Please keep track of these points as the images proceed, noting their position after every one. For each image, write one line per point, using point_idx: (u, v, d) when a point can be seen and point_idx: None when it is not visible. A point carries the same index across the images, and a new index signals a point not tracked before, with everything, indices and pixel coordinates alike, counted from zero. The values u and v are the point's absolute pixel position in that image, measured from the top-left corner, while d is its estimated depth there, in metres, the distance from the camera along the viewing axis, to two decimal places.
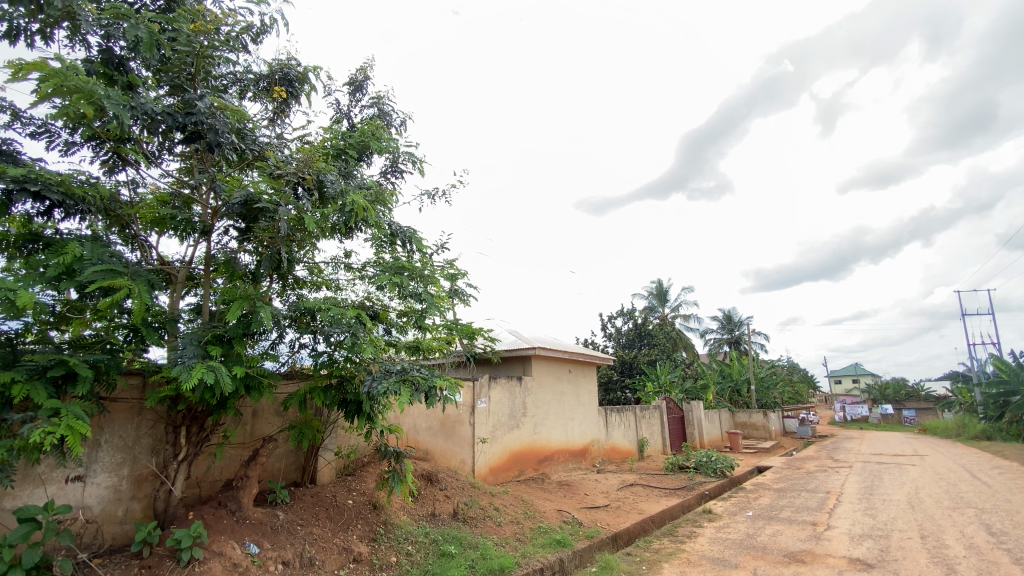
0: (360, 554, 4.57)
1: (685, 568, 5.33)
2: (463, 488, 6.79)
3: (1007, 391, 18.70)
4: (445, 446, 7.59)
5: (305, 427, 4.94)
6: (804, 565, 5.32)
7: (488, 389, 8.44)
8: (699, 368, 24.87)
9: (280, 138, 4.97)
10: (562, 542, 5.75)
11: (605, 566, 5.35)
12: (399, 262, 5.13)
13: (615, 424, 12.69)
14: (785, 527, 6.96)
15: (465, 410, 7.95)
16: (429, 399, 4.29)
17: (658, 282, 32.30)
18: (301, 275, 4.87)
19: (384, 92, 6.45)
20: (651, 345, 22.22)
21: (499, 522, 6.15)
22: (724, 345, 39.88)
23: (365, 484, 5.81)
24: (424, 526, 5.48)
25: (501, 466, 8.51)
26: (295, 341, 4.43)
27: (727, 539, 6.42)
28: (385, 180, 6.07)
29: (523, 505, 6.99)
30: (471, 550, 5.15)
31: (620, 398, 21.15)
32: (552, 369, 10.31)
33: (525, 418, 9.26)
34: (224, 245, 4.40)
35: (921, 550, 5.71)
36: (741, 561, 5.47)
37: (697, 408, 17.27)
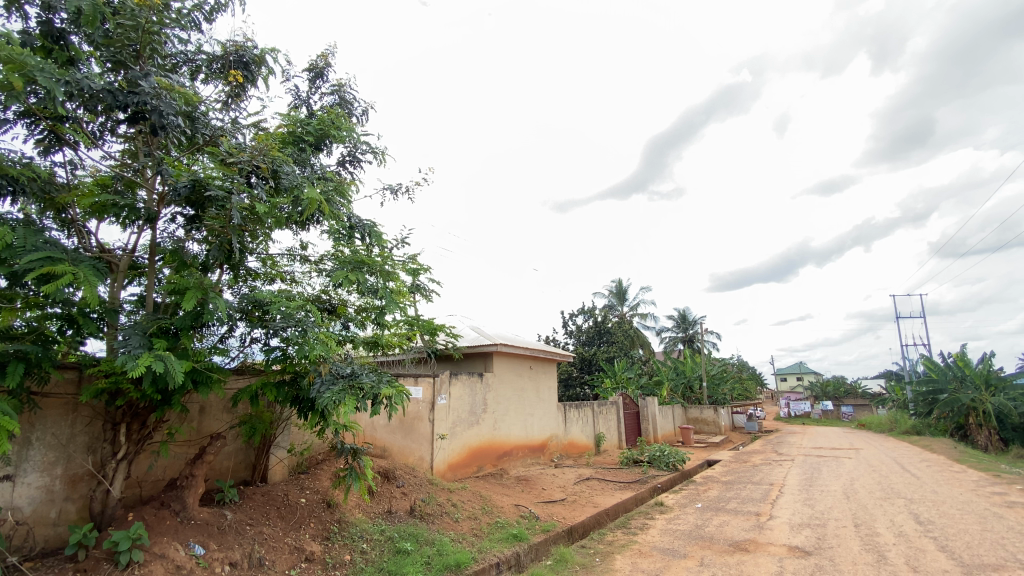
0: (312, 553, 4.47)
1: (636, 559, 5.48)
2: (421, 485, 6.75)
3: (935, 389, 19.79)
4: (404, 444, 7.71)
5: (255, 423, 4.80)
6: (747, 553, 5.59)
7: (448, 385, 8.37)
8: (655, 366, 25.60)
9: (234, 123, 4.77)
10: (518, 537, 5.81)
11: (560, 559, 5.43)
12: (358, 255, 5.02)
13: (574, 419, 12.90)
14: (731, 517, 7.27)
15: (424, 406, 7.90)
16: (373, 409, 4.25)
17: (618, 281, 33.00)
18: (254, 266, 4.72)
19: (345, 80, 6.29)
20: (610, 343, 22.70)
21: (456, 518, 6.14)
22: (679, 343, 41.16)
23: (320, 482, 5.69)
24: (380, 523, 5.42)
25: (460, 462, 8.49)
26: (246, 335, 4.28)
27: (677, 530, 6.65)
28: (344, 170, 5.92)
29: (481, 501, 7.01)
30: (427, 546, 5.13)
31: (579, 395, 21.53)
32: (513, 366, 10.38)
33: (485, 415, 9.27)
34: (171, 233, 4.20)
35: (855, 538, 6.09)
36: (690, 551, 5.68)
37: (652, 404, 17.79)
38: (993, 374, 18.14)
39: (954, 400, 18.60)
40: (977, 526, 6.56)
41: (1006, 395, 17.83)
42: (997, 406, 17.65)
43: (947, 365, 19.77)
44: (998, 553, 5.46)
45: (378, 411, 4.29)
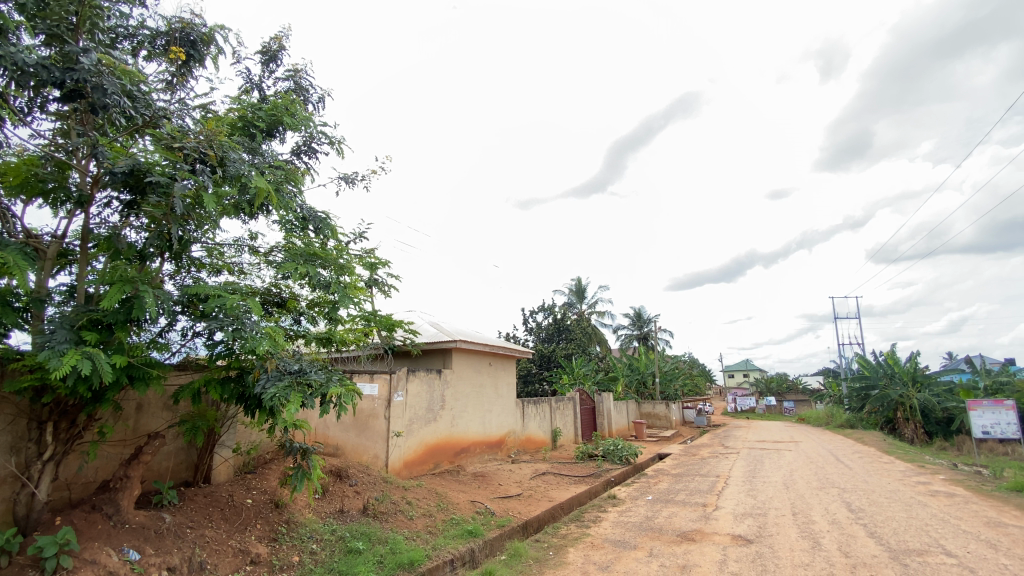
0: (258, 556, 4.32)
1: (589, 551, 5.60)
2: (375, 483, 6.63)
3: (867, 385, 21.15)
4: (357, 442, 7.66)
5: (198, 422, 4.57)
6: (694, 543, 5.82)
7: (406, 382, 8.24)
8: (611, 362, 26.18)
9: (180, 104, 4.52)
10: (473, 533, 5.81)
11: (515, 554, 5.48)
12: (310, 248, 4.86)
13: (532, 414, 13.00)
14: (680, 508, 7.55)
15: (380, 403, 7.79)
16: (320, 408, 4.14)
17: (577, 279, 33.49)
18: (198, 256, 4.48)
19: (301, 65, 6.07)
20: (569, 340, 23.00)
21: (411, 516, 6.08)
22: (635, 341, 42.25)
23: (267, 482, 5.49)
24: (331, 523, 5.29)
25: (416, 460, 8.40)
26: (187, 329, 4.06)
27: (628, 522, 6.84)
28: (298, 159, 5.72)
29: (436, 498, 6.96)
30: (380, 545, 5.05)
31: (538, 391, 21.72)
32: (472, 362, 10.35)
33: (443, 411, 9.21)
34: (107, 220, 3.94)
35: (792, 526, 6.45)
36: (640, 543, 5.85)
37: (608, 400, 18.20)
38: (919, 372, 19.56)
39: (885, 396, 19.92)
40: (902, 513, 7.07)
41: (929, 391, 19.26)
42: (921, 401, 19.07)
43: (878, 364, 21.15)
44: (919, 538, 5.91)
45: (326, 410, 4.18)
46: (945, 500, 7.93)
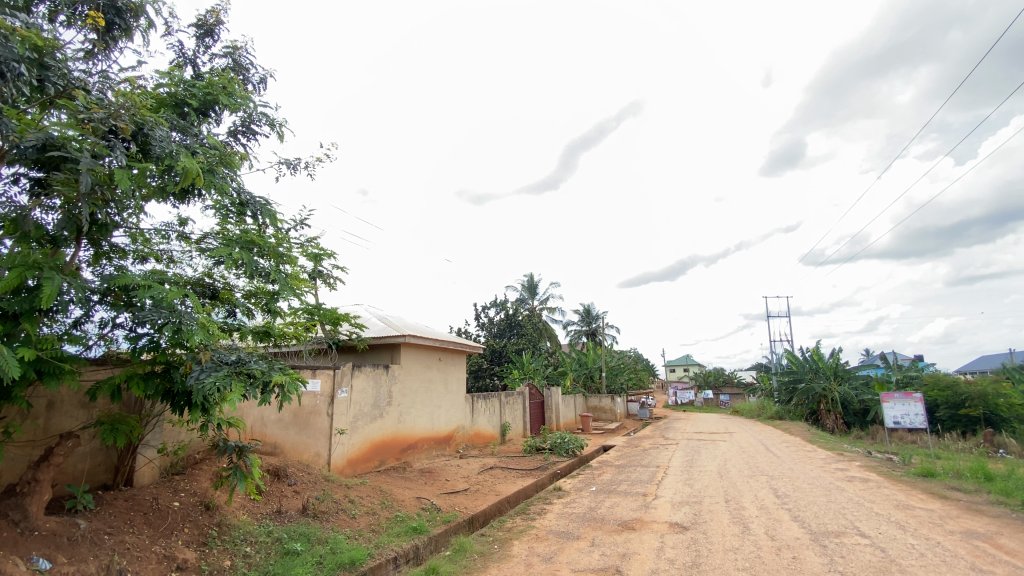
0: (185, 561, 4.07)
1: (533, 544, 5.67)
2: (316, 482, 6.44)
3: (794, 378, 22.67)
4: (297, 440, 7.37)
5: (119, 423, 4.24)
6: (634, 531, 6.03)
7: (350, 378, 8.02)
8: (560, 357, 26.66)
9: (102, 76, 4.16)
10: (417, 530, 5.74)
11: (460, 549, 5.47)
12: (247, 235, 4.62)
13: (481, 409, 13.00)
14: (621, 498, 7.81)
15: (322, 400, 7.54)
16: (262, 397, 3.96)
17: (529, 276, 33.82)
18: (120, 242, 4.15)
19: (241, 42, 5.74)
20: (520, 335, 23.18)
21: (353, 515, 5.93)
22: (583, 336, 43.21)
23: (197, 483, 5.19)
24: (267, 525, 5.07)
25: (360, 457, 8.19)
26: (107, 321, 3.76)
27: (572, 513, 7.00)
28: (235, 141, 5.41)
29: (380, 495, 6.84)
30: (320, 546, 4.89)
31: (488, 385, 21.74)
32: (421, 358, 10.21)
33: (390, 408, 9.03)
34: (12, 199, 3.56)
35: (725, 512, 6.82)
36: (583, 533, 6.00)
37: (556, 394, 18.52)
38: (840, 367, 21.18)
39: (810, 389, 21.43)
40: (823, 498, 7.63)
41: (849, 385, 20.91)
42: (841, 393, 20.66)
43: (804, 359, 22.64)
44: (837, 520, 6.40)
45: (269, 399, 4.01)
46: (860, 485, 8.63)
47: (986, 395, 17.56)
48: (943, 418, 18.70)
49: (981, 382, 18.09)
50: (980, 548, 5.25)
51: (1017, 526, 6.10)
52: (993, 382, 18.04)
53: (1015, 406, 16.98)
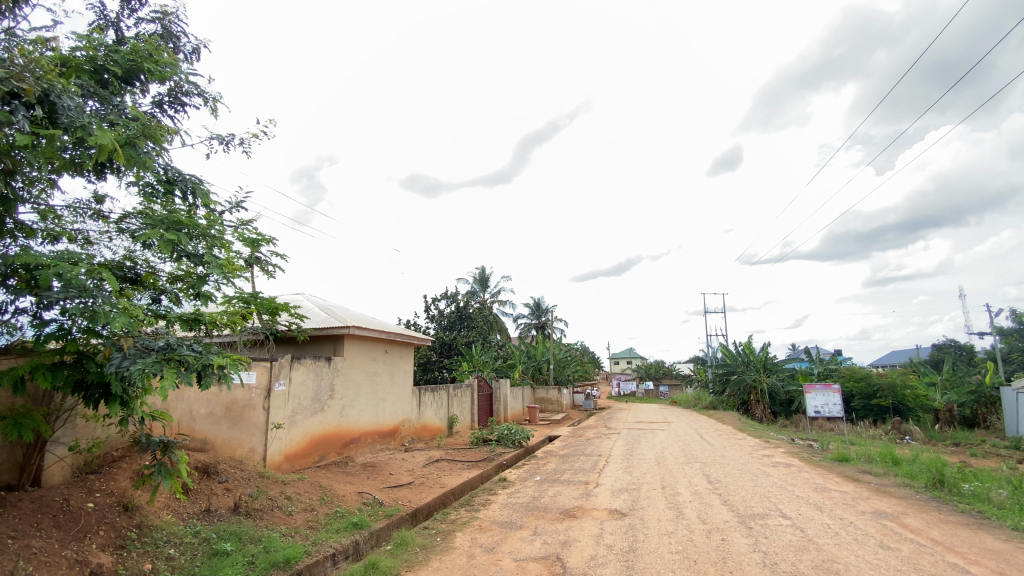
0: (100, 565, 3.78)
1: (476, 535, 5.70)
2: (249, 479, 6.16)
3: (728, 370, 23.99)
4: (229, 435, 7.08)
5: (22, 417, 3.87)
6: (575, 519, 6.19)
7: (289, 370, 7.70)
8: (509, 349, 26.86)
9: (6, 34, 3.74)
10: (358, 525, 5.63)
11: (401, 543, 5.40)
12: (174, 216, 4.30)
13: (428, 402, 12.86)
14: (564, 487, 7.99)
15: (258, 393, 7.20)
16: (199, 382, 3.74)
17: (481, 268, 33.79)
18: (27, 220, 3.76)
19: (171, 6, 5.31)
20: (470, 328, 23.11)
21: (289, 512, 5.72)
22: (533, 329, 43.76)
23: (115, 482, 4.83)
24: (194, 525, 4.79)
25: (299, 452, 7.89)
26: (8, 305, 3.41)
27: (516, 503, 7.08)
28: (162, 113, 5.02)
29: (319, 491, 6.64)
30: (252, 545, 4.69)
31: (437, 378, 21.58)
32: (367, 350, 9.97)
33: (332, 401, 8.76)
34: None
35: (661, 498, 7.12)
36: (526, 522, 6.09)
37: (504, 387, 18.66)
38: (768, 360, 22.64)
39: (741, 380, 22.77)
40: (751, 482, 8.13)
41: (777, 376, 22.42)
42: (770, 384, 22.10)
43: (737, 352, 23.99)
44: (763, 503, 6.84)
45: (207, 384, 3.79)
46: (784, 470, 9.28)
47: (894, 386, 19.24)
48: (857, 408, 20.38)
49: (891, 374, 19.83)
50: (887, 527, 5.77)
51: (919, 506, 6.77)
52: (900, 375, 19.88)
53: (919, 396, 18.89)
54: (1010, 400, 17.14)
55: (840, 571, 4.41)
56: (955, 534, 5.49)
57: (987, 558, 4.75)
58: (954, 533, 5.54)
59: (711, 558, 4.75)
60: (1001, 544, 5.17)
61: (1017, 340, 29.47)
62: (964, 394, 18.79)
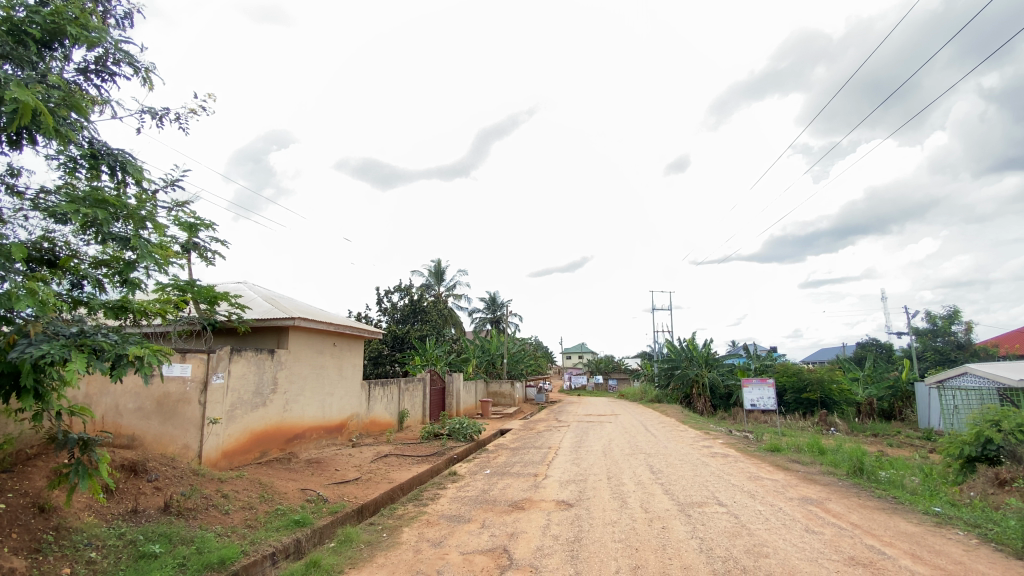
0: (13, 570, 3.46)
1: (423, 530, 5.66)
2: (181, 477, 5.83)
3: (672, 365, 24.74)
4: (161, 431, 6.68)
5: None
6: (523, 511, 6.27)
7: (227, 363, 7.33)
8: (463, 343, 26.78)
9: None
10: (300, 523, 5.45)
11: (346, 539, 5.29)
12: (98, 193, 3.98)
13: (378, 397, 12.62)
14: (513, 480, 8.08)
15: (193, 386, 6.82)
16: (117, 372, 3.45)
17: (436, 261, 33.45)
18: None
19: None
20: (424, 322, 22.79)
21: (226, 511, 5.47)
22: (487, 323, 43.81)
23: (29, 482, 4.45)
24: (118, 526, 4.50)
25: (237, 449, 7.54)
26: None
27: (465, 496, 7.10)
28: (88, 81, 4.62)
29: (260, 489, 6.37)
30: (183, 547, 4.45)
31: (388, 372, 21.23)
32: (313, 343, 9.65)
33: (274, 395, 8.42)
34: None
35: (606, 489, 7.34)
36: (474, 516, 6.11)
37: (457, 380, 18.57)
38: (710, 355, 23.72)
39: (685, 374, 23.75)
40: (691, 472, 8.52)
41: (717, 371, 23.54)
42: (711, 378, 23.18)
43: (681, 347, 24.97)
44: (701, 492, 7.19)
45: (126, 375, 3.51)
46: (722, 460, 9.79)
47: (822, 381, 20.57)
48: (789, 401, 21.57)
49: (819, 370, 21.22)
50: (813, 513, 6.19)
51: (841, 492, 7.31)
52: (828, 370, 21.32)
53: (843, 390, 20.34)
54: (921, 395, 18.73)
55: (769, 554, 4.70)
56: (872, 518, 5.97)
57: (899, 540, 5.18)
58: (871, 517, 6.02)
59: (651, 546, 4.94)
60: (912, 527, 5.66)
61: (928, 339, 32.22)
62: (883, 389, 20.39)
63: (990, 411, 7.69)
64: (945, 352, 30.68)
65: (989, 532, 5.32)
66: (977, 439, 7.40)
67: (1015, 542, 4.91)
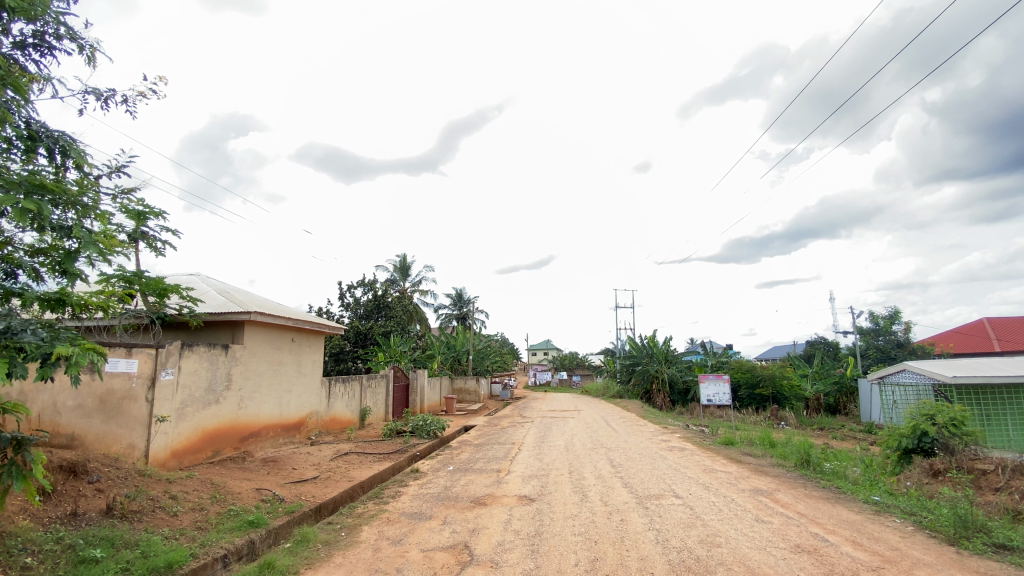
0: None
1: (383, 528, 5.59)
2: (125, 478, 5.54)
3: (633, 361, 25.37)
4: (103, 430, 6.34)
5: None
6: (484, 506, 6.28)
7: (177, 359, 7.01)
8: (428, 339, 26.54)
9: None
10: (254, 523, 5.28)
11: (302, 539, 5.16)
12: (35, 178, 3.72)
13: (338, 394, 12.35)
14: (476, 476, 8.08)
15: (140, 382, 6.49)
16: (43, 373, 3.22)
17: (402, 257, 33.03)
18: None
19: None
20: (388, 318, 22.43)
21: (174, 512, 5.24)
22: (453, 320, 43.57)
23: None
24: (56, 530, 4.23)
25: (188, 448, 7.22)
26: None
27: (427, 493, 7.05)
28: (24, 56, 4.29)
29: (211, 489, 6.14)
30: (127, 551, 4.23)
31: (350, 369, 20.82)
32: (271, 339, 9.34)
33: (228, 393, 8.12)
34: None
35: (568, 483, 7.44)
36: (435, 513, 6.07)
37: (421, 377, 18.41)
38: (670, 353, 24.38)
39: (645, 371, 24.35)
40: (649, 466, 8.76)
41: (676, 368, 24.23)
42: (670, 374, 23.83)
43: (642, 344, 25.57)
44: (658, 484, 7.40)
45: (56, 375, 3.30)
46: (679, 453, 10.10)
47: (774, 377, 21.50)
48: (742, 397, 22.41)
49: (771, 367, 22.18)
50: (763, 503, 6.47)
51: (789, 483, 7.66)
52: (779, 367, 22.30)
53: (793, 386, 21.34)
54: (864, 390, 19.84)
55: (722, 544, 4.88)
56: (817, 508, 6.29)
57: (841, 528, 5.49)
58: (816, 506, 6.35)
59: (610, 538, 5.04)
60: (853, 515, 6.00)
61: (871, 338, 34.09)
62: (829, 384, 21.50)
63: (925, 405, 8.21)
64: (886, 351, 32.59)
65: (923, 520, 5.69)
66: (914, 432, 7.90)
67: (947, 528, 5.27)
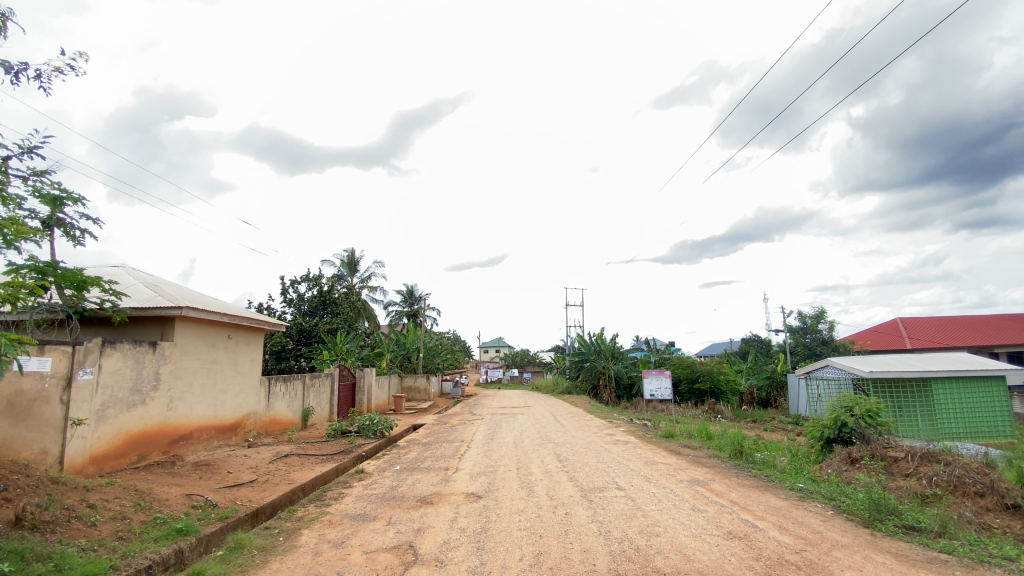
0: None
1: (324, 531, 5.43)
2: (36, 486, 5.07)
3: (582, 358, 25.94)
4: (10, 434, 5.71)
5: None
6: (431, 505, 6.22)
7: (98, 357, 6.50)
8: (376, 337, 25.95)
9: None
10: (183, 531, 4.99)
11: (236, 547, 4.92)
12: None
13: (279, 394, 11.84)
14: (423, 475, 8.00)
15: (54, 383, 5.98)
16: None
17: (350, 252, 32.09)
18: None
19: None
20: (334, 314, 21.67)
21: (92, 522, 4.86)
22: (403, 317, 42.81)
23: None
24: None
25: (110, 453, 6.72)
26: None
27: (372, 494, 6.90)
28: None
29: (135, 496, 5.73)
30: (38, 564, 3.88)
31: (293, 367, 20.05)
32: (204, 336, 8.82)
33: (156, 393, 7.61)
34: None
35: (515, 479, 7.51)
36: (380, 513, 5.96)
37: (368, 375, 17.98)
38: (616, 349, 25.09)
39: (593, 367, 25.02)
40: (594, 459, 8.99)
41: (622, 364, 24.97)
42: (616, 370, 24.55)
43: (591, 341, 26.17)
44: (602, 477, 7.62)
45: None
46: (622, 447, 10.43)
47: (712, 372, 22.87)
48: (683, 392, 23.47)
49: (709, 363, 23.57)
50: (700, 493, 6.80)
51: (723, 473, 8.10)
52: (717, 363, 23.65)
53: (728, 380, 22.75)
54: (793, 384, 21.26)
55: (660, 533, 5.10)
56: (748, 495, 6.69)
57: (768, 514, 5.87)
58: (746, 494, 6.75)
59: (555, 532, 5.14)
60: (780, 502, 6.43)
61: (801, 336, 36.47)
62: (762, 379, 22.91)
63: (845, 398, 8.90)
64: (813, 348, 35.07)
65: (841, 504, 6.18)
66: (835, 423, 8.55)
67: (862, 512, 5.74)
